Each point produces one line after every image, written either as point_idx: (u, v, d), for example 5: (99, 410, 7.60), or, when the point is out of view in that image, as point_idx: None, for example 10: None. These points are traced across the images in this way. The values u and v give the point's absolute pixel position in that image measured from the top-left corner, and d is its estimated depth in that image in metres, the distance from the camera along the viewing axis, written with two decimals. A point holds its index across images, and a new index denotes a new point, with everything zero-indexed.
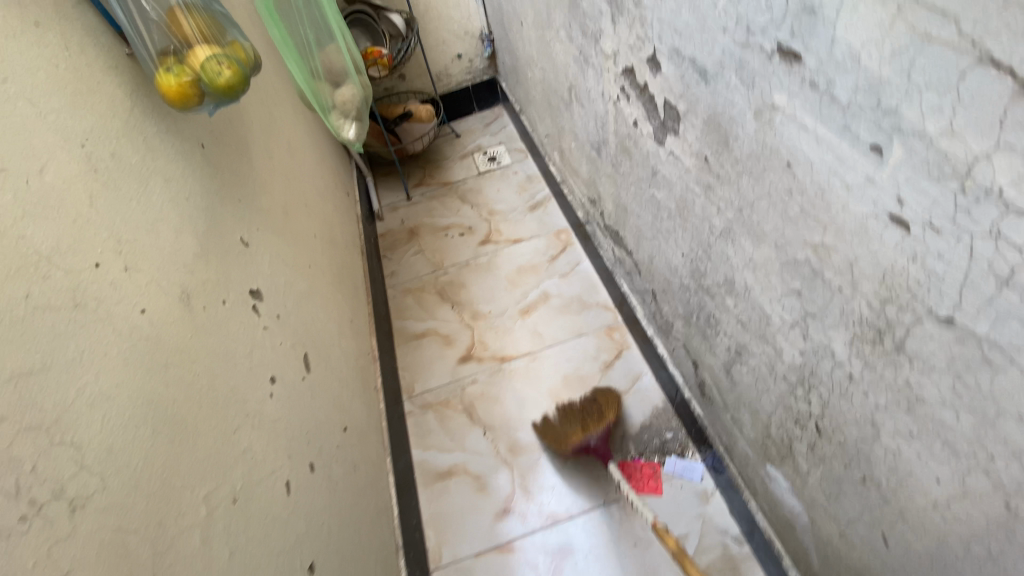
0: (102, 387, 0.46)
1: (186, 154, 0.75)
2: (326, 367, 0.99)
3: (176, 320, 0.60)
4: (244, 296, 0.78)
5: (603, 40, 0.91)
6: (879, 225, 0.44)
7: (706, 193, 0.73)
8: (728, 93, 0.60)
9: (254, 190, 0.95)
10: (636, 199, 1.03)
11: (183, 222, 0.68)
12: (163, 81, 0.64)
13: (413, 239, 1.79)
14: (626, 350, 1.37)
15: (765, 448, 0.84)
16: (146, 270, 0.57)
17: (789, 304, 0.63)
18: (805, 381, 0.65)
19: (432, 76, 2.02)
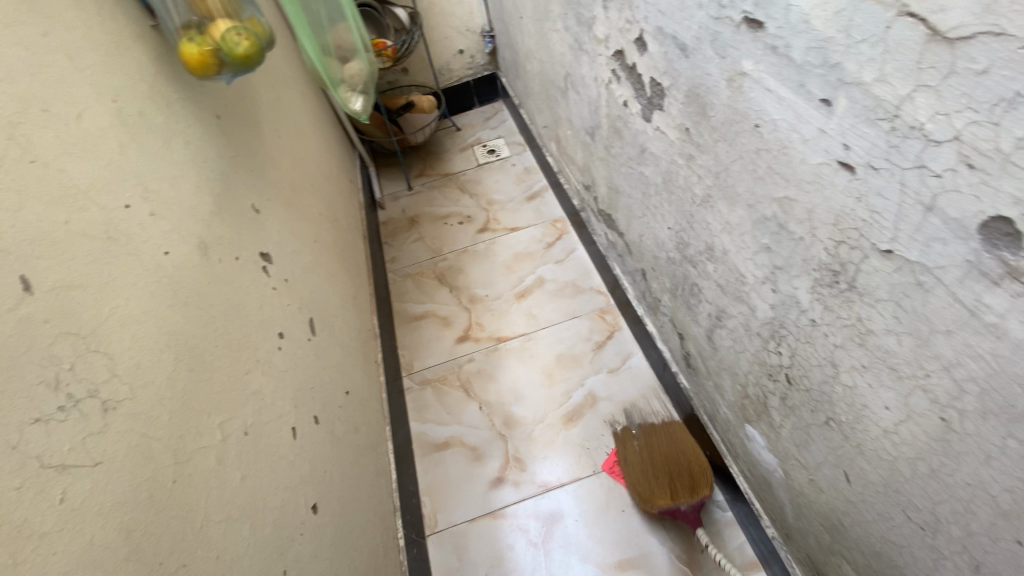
0: (131, 310, 0.51)
1: (204, 122, 0.80)
2: (329, 333, 1.04)
3: (195, 266, 0.65)
4: (255, 257, 0.83)
5: (595, 26, 0.97)
6: (831, 171, 0.50)
7: (688, 164, 0.78)
8: (705, 65, 0.66)
9: (264, 163, 1.00)
10: (627, 179, 1.09)
11: (199, 181, 0.73)
12: (185, 49, 0.71)
13: (414, 226, 1.85)
14: (618, 331, 1.42)
15: (743, 409, 0.88)
16: (169, 218, 0.63)
17: (761, 260, 0.68)
18: (776, 334, 0.70)
19: (435, 70, 2.08)
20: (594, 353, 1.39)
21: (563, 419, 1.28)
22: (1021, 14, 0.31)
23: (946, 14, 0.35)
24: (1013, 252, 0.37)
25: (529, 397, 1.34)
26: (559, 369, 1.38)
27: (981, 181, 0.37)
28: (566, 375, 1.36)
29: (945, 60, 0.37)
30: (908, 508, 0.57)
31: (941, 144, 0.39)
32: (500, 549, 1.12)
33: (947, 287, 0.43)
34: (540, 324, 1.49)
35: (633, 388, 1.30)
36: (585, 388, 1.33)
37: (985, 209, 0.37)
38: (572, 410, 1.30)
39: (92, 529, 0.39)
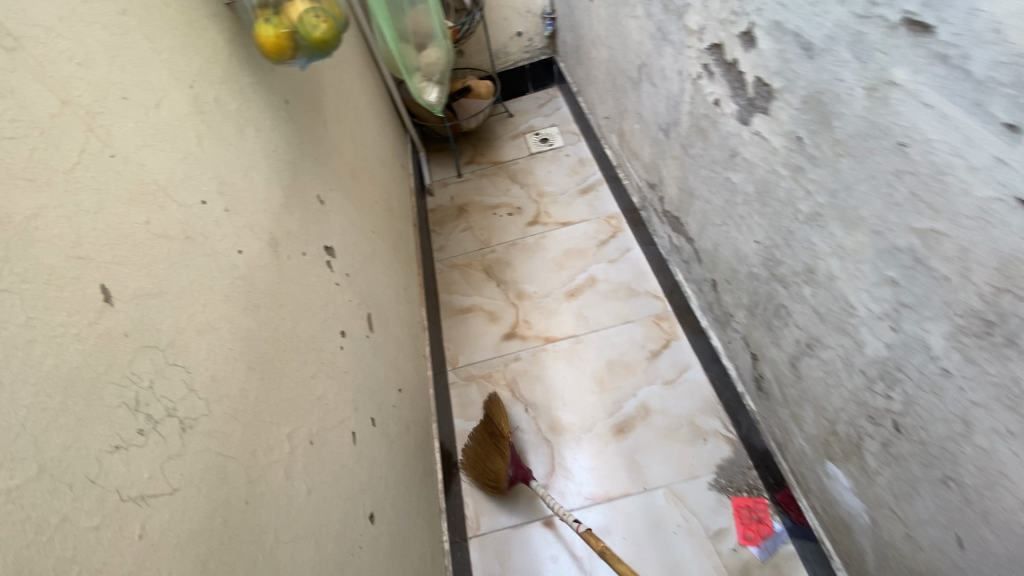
0: (208, 317, 0.48)
1: (273, 108, 0.77)
2: (385, 329, 1.02)
3: (266, 264, 0.62)
4: (320, 252, 0.80)
5: (689, 15, 0.88)
6: (1005, 209, 0.43)
7: (794, 177, 0.71)
8: (835, 69, 0.57)
9: (328, 150, 0.97)
10: (706, 184, 1.01)
11: (270, 173, 0.70)
12: (261, 31, 0.67)
13: (463, 215, 1.80)
14: (675, 340, 1.36)
15: (828, 446, 0.82)
16: (241, 214, 0.60)
17: (880, 294, 0.60)
18: (887, 376, 0.64)
19: (491, 53, 2.01)
20: (649, 362, 1.33)
21: (614, 429, 1.24)
22: None
23: None
24: None
25: (577, 404, 1.30)
26: (610, 375, 1.33)
27: None
28: (618, 383, 1.31)
29: None
30: None
31: None
32: (543, 559, 1.09)
33: None
34: (591, 327, 1.43)
35: (690, 402, 1.24)
36: (637, 398, 1.27)
37: None
38: (623, 420, 1.24)
39: (170, 564, 0.36)
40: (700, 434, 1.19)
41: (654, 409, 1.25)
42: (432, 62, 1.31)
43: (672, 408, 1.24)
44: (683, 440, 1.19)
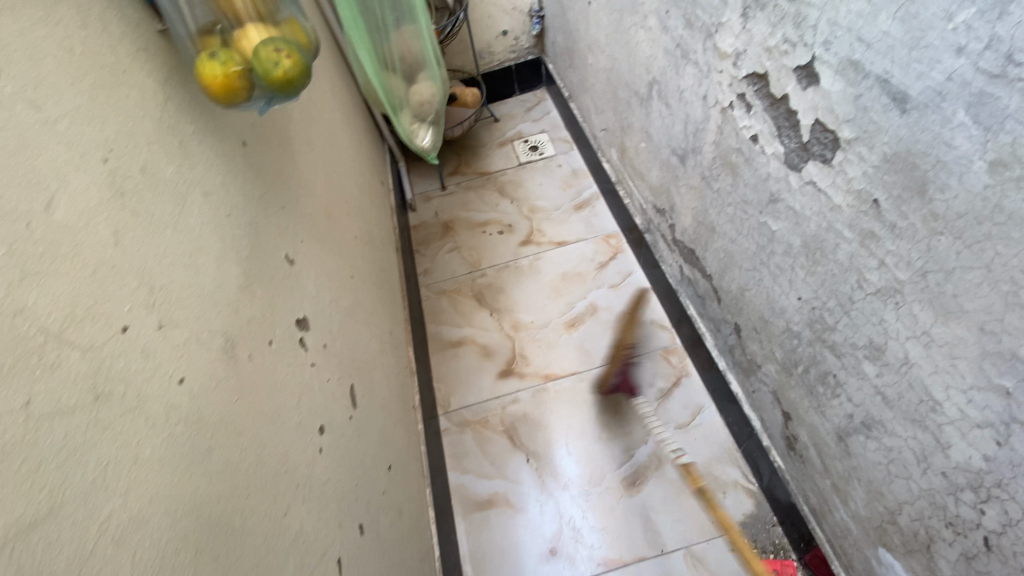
0: (133, 510, 0.35)
1: (226, 157, 0.62)
2: (370, 396, 0.88)
3: (219, 383, 0.48)
4: (291, 329, 0.66)
5: (722, 36, 0.76)
6: None
7: (862, 242, 0.60)
8: (941, 131, 0.46)
9: (297, 192, 0.82)
10: (732, 223, 0.90)
11: (224, 249, 0.56)
12: (205, 70, 0.52)
13: (449, 234, 1.66)
14: (686, 378, 1.25)
15: (883, 533, 0.72)
16: (184, 323, 0.45)
17: (983, 400, 0.50)
18: (980, 489, 0.53)
19: (475, 53, 1.84)
20: (659, 403, 1.23)
21: (625, 481, 1.13)
22: None
23: None
24: None
25: (583, 452, 1.19)
26: (618, 419, 1.22)
27: None
28: (626, 428, 1.20)
29: None
30: None
31: None
32: None
33: None
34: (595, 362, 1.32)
35: (705, 449, 1.15)
36: (648, 444, 1.17)
37: None
38: (634, 471, 1.14)
39: None
40: (717, 484, 1.10)
41: (667, 457, 1.15)
42: (425, 99, 1.27)
43: (686, 455, 1.14)
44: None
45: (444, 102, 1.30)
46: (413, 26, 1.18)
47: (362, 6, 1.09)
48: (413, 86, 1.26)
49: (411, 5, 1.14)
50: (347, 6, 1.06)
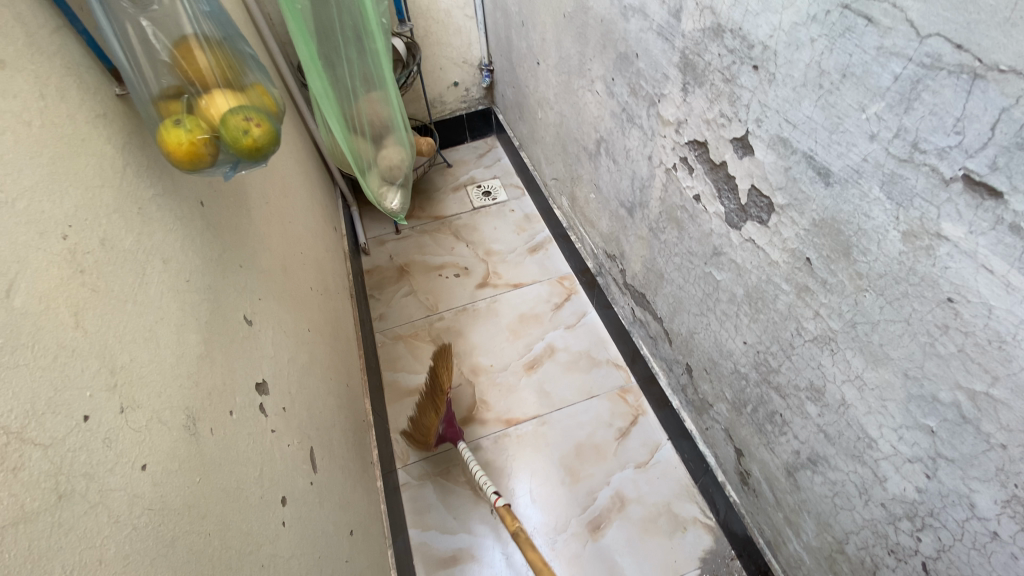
0: None
1: (184, 220, 0.60)
2: (329, 456, 0.85)
3: (181, 464, 0.45)
4: (251, 395, 0.63)
5: (664, 105, 0.83)
6: None
7: (798, 294, 0.66)
8: (861, 203, 0.53)
9: (254, 248, 0.80)
10: (679, 271, 0.96)
11: (184, 317, 0.53)
12: (168, 136, 0.51)
13: (404, 277, 1.65)
14: (642, 416, 1.29)
15: (833, 562, 0.77)
16: (145, 404, 0.43)
17: (911, 437, 0.56)
18: (915, 518, 0.59)
19: (427, 101, 1.89)
20: (618, 443, 1.25)
21: (589, 525, 1.14)
22: None
23: None
24: None
25: (546, 498, 1.19)
26: (580, 461, 1.23)
27: None
28: (589, 471, 1.22)
29: None
30: None
31: None
32: None
33: None
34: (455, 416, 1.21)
35: (664, 487, 1.18)
36: (609, 484, 1.19)
37: None
38: (597, 514, 1.15)
39: None
40: (677, 520, 1.13)
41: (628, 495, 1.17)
42: (394, 163, 1.29)
43: (647, 493, 1.17)
44: (661, 528, 1.12)
45: (413, 166, 1.32)
46: (383, 93, 1.20)
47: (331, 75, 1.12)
48: (383, 150, 1.28)
49: (380, 73, 1.16)
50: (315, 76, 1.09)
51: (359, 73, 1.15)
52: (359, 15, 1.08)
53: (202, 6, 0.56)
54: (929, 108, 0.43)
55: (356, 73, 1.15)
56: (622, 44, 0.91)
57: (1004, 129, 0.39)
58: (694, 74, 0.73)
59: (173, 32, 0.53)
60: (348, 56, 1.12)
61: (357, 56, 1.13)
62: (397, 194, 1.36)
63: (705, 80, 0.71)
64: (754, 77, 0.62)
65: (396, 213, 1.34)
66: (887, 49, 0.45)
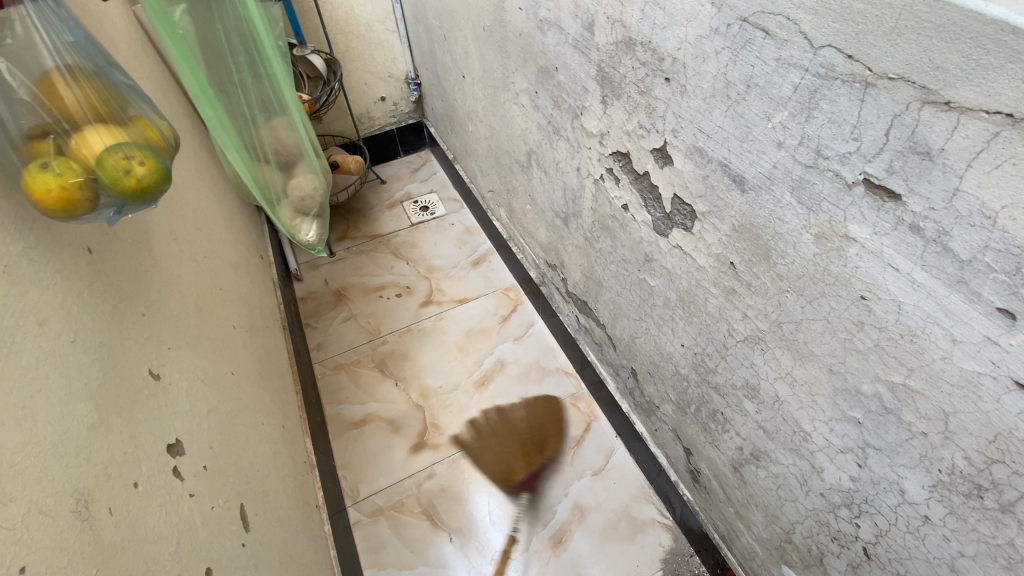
0: None
1: (65, 271, 0.53)
2: (265, 509, 0.78)
3: (72, 559, 0.39)
4: (162, 460, 0.57)
5: (586, 117, 0.84)
6: (998, 386, 0.40)
7: (727, 297, 0.67)
8: (774, 208, 0.54)
9: (160, 292, 0.72)
10: (616, 279, 0.97)
11: (70, 383, 0.47)
12: (32, 182, 0.45)
13: (342, 302, 1.58)
14: (595, 421, 1.30)
15: (783, 551, 0.79)
16: (21, 495, 0.37)
17: (842, 429, 0.57)
18: (853, 506, 0.61)
19: (354, 118, 1.84)
20: (574, 452, 1.25)
21: (551, 540, 1.13)
22: None
23: None
24: None
25: (507, 518, 1.16)
26: (537, 476, 1.22)
27: None
28: (547, 484, 1.20)
29: None
30: None
31: None
32: None
33: None
34: (530, 538, 1.13)
35: (622, 490, 1.18)
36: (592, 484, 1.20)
37: None
38: (559, 528, 1.14)
39: None
40: (638, 527, 1.13)
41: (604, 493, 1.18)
42: (306, 193, 1.23)
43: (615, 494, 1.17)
44: (624, 536, 1.12)
45: (328, 194, 1.27)
46: (285, 118, 1.13)
47: (224, 104, 1.05)
48: (293, 179, 1.22)
49: (281, 98, 1.10)
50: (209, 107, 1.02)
51: (256, 100, 1.08)
52: (250, 37, 1.01)
53: (65, 36, 0.50)
54: (828, 116, 0.45)
55: (253, 99, 1.08)
56: (541, 57, 0.91)
57: (898, 134, 0.40)
58: (611, 87, 0.74)
59: (32, 66, 0.47)
60: (242, 82, 1.05)
61: (252, 82, 1.06)
62: (313, 226, 1.30)
63: (622, 92, 0.72)
64: (667, 88, 0.63)
65: (314, 245, 1.29)
66: (786, 60, 0.46)
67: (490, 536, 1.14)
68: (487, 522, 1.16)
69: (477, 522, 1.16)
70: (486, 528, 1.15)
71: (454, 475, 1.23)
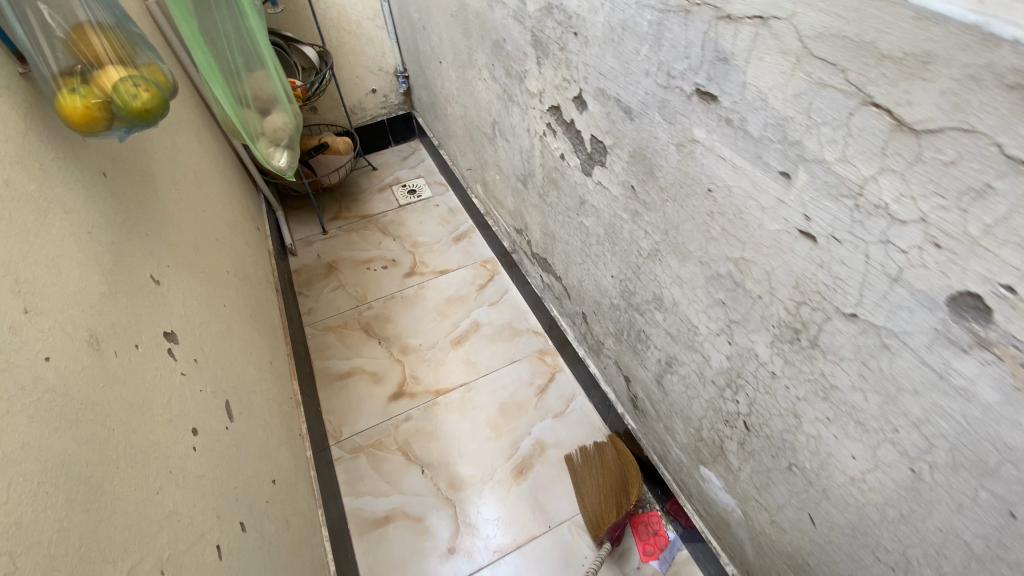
0: (5, 451, 0.40)
1: (86, 182, 0.67)
2: (248, 414, 0.91)
3: (85, 367, 0.52)
4: (159, 340, 0.70)
5: (528, 80, 0.97)
6: (791, 238, 0.52)
7: (634, 219, 0.80)
8: (651, 129, 0.67)
9: (163, 224, 0.87)
10: (564, 228, 1.10)
11: (87, 258, 0.61)
12: (66, 103, 0.59)
13: (333, 273, 1.72)
14: (559, 373, 1.42)
15: (698, 451, 0.90)
16: (48, 312, 0.50)
17: (715, 313, 0.69)
18: (732, 384, 0.72)
19: (347, 109, 1.99)
20: (538, 399, 1.36)
21: (514, 472, 1.24)
22: (992, 115, 0.33)
23: (914, 107, 0.37)
24: (981, 324, 0.38)
25: (474, 453, 1.28)
26: (504, 418, 1.34)
27: (949, 260, 0.39)
28: (512, 425, 1.32)
29: (911, 147, 0.38)
30: (877, 550, 0.58)
31: (907, 223, 0.40)
32: None
33: (914, 351, 0.44)
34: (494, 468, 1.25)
35: (580, 430, 1.30)
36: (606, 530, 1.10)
37: (953, 284, 0.39)
38: (521, 461, 1.26)
39: None
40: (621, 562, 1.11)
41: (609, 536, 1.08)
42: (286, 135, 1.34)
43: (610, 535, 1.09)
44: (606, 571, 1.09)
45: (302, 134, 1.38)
46: (264, 68, 1.24)
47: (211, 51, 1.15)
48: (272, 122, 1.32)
49: (258, 48, 1.21)
50: (198, 53, 1.12)
51: (238, 49, 1.19)
52: None
53: None
54: (670, 42, 0.57)
55: (235, 48, 1.19)
56: (493, 33, 1.05)
57: (708, 47, 0.52)
58: (542, 48, 0.87)
59: (68, 15, 0.61)
60: (225, 32, 1.16)
61: (233, 32, 1.17)
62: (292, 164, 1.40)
63: (549, 51, 0.85)
64: (577, 42, 0.76)
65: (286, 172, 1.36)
66: (642, 2, 0.59)
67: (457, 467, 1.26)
68: (456, 456, 1.28)
69: (447, 456, 1.28)
70: (454, 461, 1.27)
71: (428, 417, 1.35)
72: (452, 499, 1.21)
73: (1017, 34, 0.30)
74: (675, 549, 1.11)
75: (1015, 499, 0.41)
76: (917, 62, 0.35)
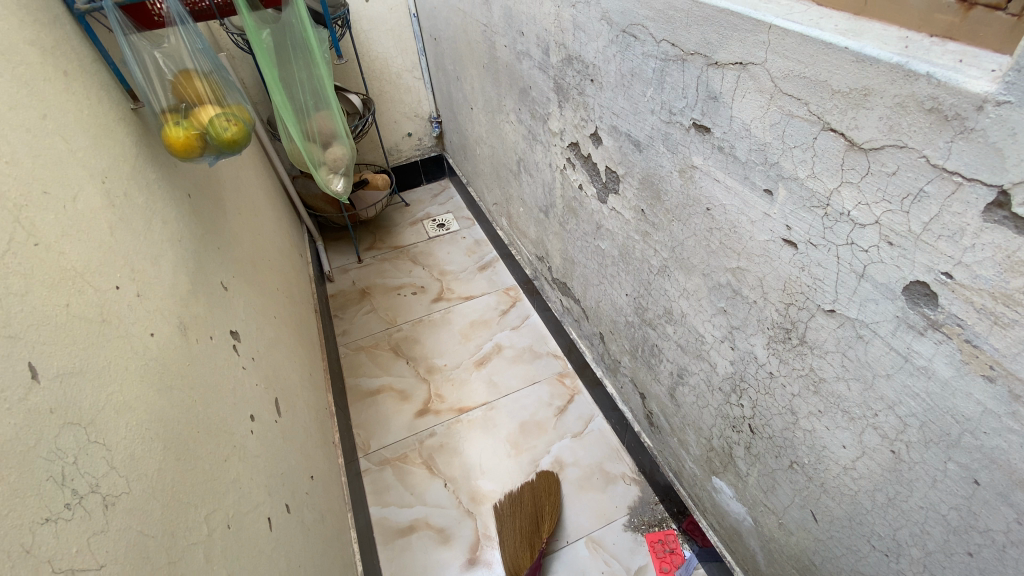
0: (125, 398, 0.50)
1: (178, 202, 0.80)
2: (292, 414, 1.00)
3: (176, 347, 0.63)
4: (226, 336, 0.80)
5: (550, 120, 1.10)
6: (777, 246, 0.60)
7: (644, 239, 0.89)
8: (658, 159, 0.77)
9: (230, 241, 0.99)
10: (583, 253, 1.19)
11: (177, 261, 0.72)
12: (170, 133, 0.73)
13: (365, 298, 1.84)
14: (578, 394, 1.47)
15: (710, 461, 0.94)
16: (152, 298, 0.62)
17: (717, 320, 0.77)
18: (737, 388, 0.78)
19: (384, 150, 2.18)
20: (557, 418, 1.42)
21: None
22: (917, 133, 0.41)
23: (860, 130, 0.46)
24: (931, 308, 0.46)
25: (495, 470, 1.33)
26: (524, 436, 1.39)
27: (900, 255, 0.46)
28: (532, 443, 1.37)
29: (863, 163, 0.47)
30: (873, 538, 0.62)
31: (866, 226, 0.49)
32: None
33: (883, 338, 0.51)
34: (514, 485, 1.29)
35: (597, 450, 1.34)
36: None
37: (906, 275, 0.46)
38: None
39: None
40: None
41: None
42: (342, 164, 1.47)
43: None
44: None
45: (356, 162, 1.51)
46: (328, 108, 1.39)
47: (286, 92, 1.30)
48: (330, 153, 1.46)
49: (325, 92, 1.36)
50: (276, 93, 1.26)
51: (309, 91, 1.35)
52: (307, 45, 1.28)
53: (198, 45, 0.78)
54: (671, 84, 0.68)
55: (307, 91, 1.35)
56: (520, 80, 1.19)
57: (701, 88, 0.63)
58: (563, 94, 1.00)
59: (178, 63, 0.76)
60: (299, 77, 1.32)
61: (306, 78, 1.33)
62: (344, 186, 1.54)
63: (570, 95, 0.97)
64: (593, 86, 0.88)
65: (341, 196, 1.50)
66: (646, 53, 0.71)
67: (478, 482, 1.31)
68: (478, 471, 1.33)
69: (469, 471, 1.33)
70: (477, 476, 1.32)
71: (453, 434, 1.41)
72: (474, 514, 1.25)
73: (929, 69, 0.39)
74: (690, 568, 1.11)
75: (976, 467, 0.46)
76: (859, 95, 0.45)
